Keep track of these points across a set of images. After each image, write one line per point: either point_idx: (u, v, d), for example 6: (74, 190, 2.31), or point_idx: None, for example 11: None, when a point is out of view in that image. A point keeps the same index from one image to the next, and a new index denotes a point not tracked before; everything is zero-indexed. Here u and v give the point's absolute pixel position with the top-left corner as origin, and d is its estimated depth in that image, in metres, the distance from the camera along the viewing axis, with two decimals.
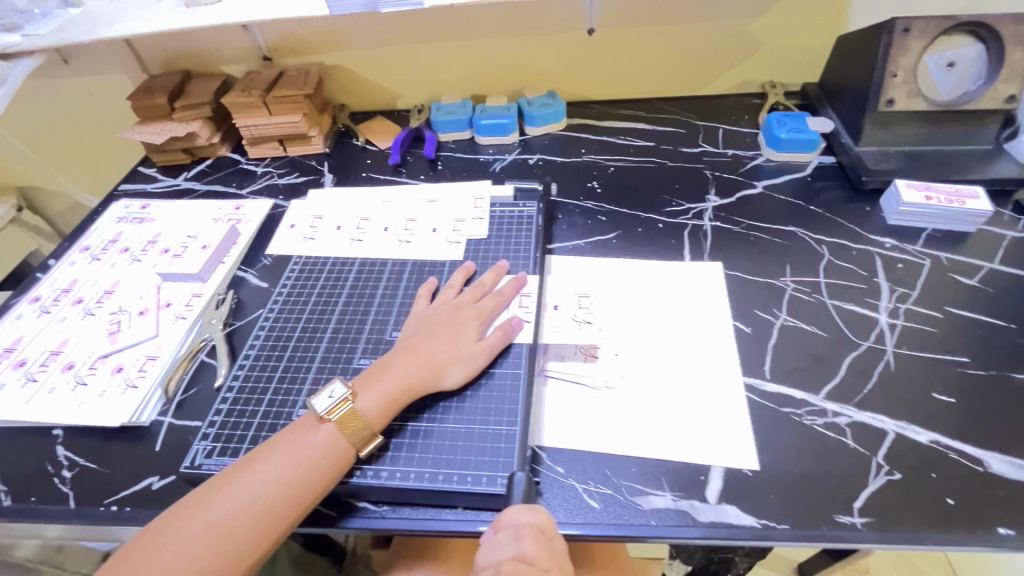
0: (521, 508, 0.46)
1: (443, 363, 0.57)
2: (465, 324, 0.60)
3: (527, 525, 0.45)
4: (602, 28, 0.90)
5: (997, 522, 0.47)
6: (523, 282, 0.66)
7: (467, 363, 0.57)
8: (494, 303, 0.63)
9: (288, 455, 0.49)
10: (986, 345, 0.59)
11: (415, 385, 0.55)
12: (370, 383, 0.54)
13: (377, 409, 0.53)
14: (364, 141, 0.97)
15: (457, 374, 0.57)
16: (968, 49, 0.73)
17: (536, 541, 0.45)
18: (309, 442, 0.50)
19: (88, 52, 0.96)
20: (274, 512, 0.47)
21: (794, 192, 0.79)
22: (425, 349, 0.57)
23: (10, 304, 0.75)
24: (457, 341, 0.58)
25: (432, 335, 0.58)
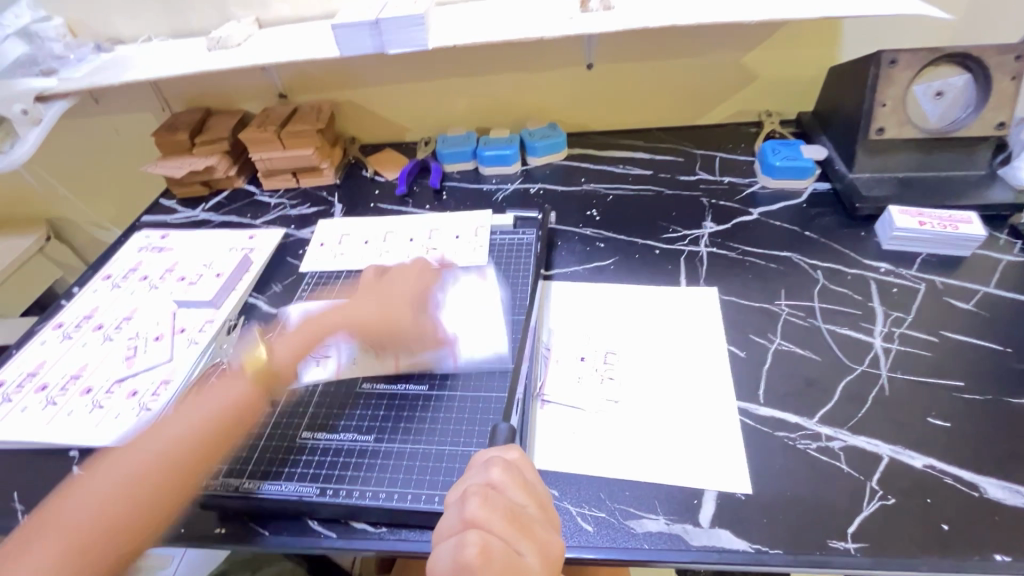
0: (491, 450, 0.48)
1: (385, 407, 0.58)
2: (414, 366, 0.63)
3: (498, 458, 0.46)
4: (600, 63, 0.94)
5: (992, 548, 0.46)
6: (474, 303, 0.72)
7: (386, 330, 0.66)
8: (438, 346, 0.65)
9: (159, 430, 0.55)
10: (982, 369, 0.59)
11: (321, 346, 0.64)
12: (285, 347, 0.65)
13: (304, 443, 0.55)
14: (372, 172, 1.01)
15: (376, 331, 0.66)
16: (954, 78, 0.75)
17: (506, 470, 0.45)
18: (171, 423, 0.55)
19: (117, 94, 1.02)
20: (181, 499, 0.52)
21: (790, 219, 0.81)
22: (357, 323, 0.66)
23: (34, 330, 0.79)
24: (383, 312, 0.67)
25: (369, 317, 0.67)
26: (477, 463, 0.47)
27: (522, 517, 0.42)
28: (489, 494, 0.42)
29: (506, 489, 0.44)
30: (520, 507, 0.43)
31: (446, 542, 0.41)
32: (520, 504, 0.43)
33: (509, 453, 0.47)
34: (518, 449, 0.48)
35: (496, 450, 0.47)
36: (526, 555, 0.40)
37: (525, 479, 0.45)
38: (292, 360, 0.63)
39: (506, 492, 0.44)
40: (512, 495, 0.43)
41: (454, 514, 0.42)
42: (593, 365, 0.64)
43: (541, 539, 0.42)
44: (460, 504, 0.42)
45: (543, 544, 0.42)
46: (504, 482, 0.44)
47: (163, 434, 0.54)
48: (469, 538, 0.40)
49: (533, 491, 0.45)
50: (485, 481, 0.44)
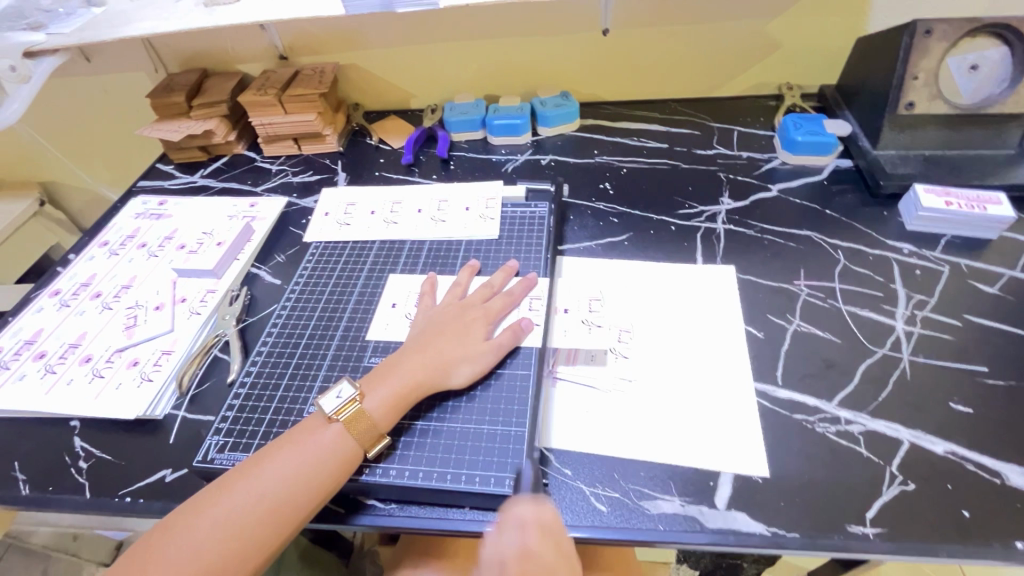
0: (525, 502, 0.47)
1: (449, 363, 0.57)
2: (472, 323, 0.61)
3: (534, 519, 0.46)
4: (617, 29, 0.90)
5: (1013, 536, 0.46)
6: (532, 284, 0.66)
7: (477, 361, 0.58)
8: (502, 304, 0.63)
9: (296, 454, 0.50)
10: (1003, 354, 0.58)
11: (422, 384, 0.55)
12: (377, 384, 0.55)
13: (382, 409, 0.53)
14: (377, 140, 0.97)
15: (464, 373, 0.57)
16: (991, 51, 0.71)
17: (541, 536, 0.45)
18: (318, 442, 0.51)
19: (108, 51, 0.97)
20: (316, 485, 0.49)
21: (810, 197, 0.78)
22: (433, 348, 0.58)
23: (31, 296, 0.77)
24: (465, 340, 0.59)
25: (438, 337, 0.59)
26: (511, 520, 0.46)
27: None
28: None
29: (541, 557, 0.44)
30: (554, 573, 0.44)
31: None
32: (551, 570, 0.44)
33: (540, 504, 0.47)
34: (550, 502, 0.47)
35: (528, 502, 0.47)
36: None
37: (558, 536, 0.46)
38: (397, 407, 0.54)
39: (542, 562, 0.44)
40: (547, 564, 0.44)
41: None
42: (579, 314, 0.65)
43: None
44: None
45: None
46: (538, 548, 0.44)
47: (296, 458, 0.50)
48: None
49: (565, 552, 0.45)
50: (519, 548, 0.44)
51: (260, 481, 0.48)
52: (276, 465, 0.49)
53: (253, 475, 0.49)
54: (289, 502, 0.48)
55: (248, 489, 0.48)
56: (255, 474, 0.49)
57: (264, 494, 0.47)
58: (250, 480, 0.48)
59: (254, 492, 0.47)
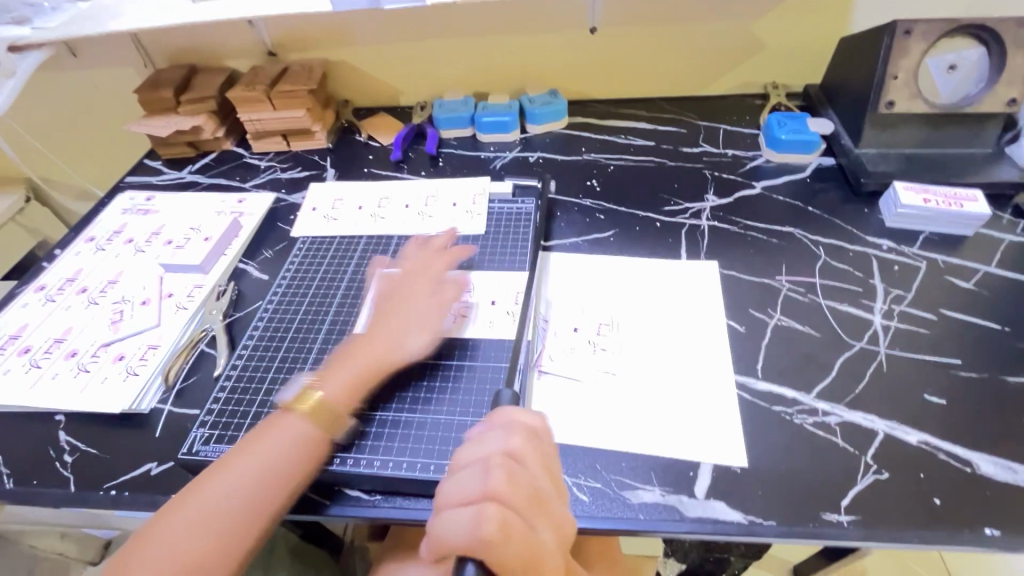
0: (520, 411, 0.48)
1: (397, 344, 0.59)
2: (415, 305, 0.63)
3: (520, 427, 0.46)
4: (604, 27, 0.90)
5: (982, 522, 0.47)
6: (472, 267, 0.69)
7: (424, 338, 0.60)
8: (446, 287, 0.66)
9: (269, 446, 0.50)
10: (978, 347, 0.59)
11: (377, 365, 0.57)
12: (330, 369, 0.56)
13: (341, 391, 0.54)
14: (366, 136, 0.98)
15: (412, 350, 0.59)
16: (969, 51, 0.73)
17: (528, 440, 0.45)
18: (289, 434, 0.51)
19: (96, 46, 0.97)
20: (296, 472, 0.50)
21: (793, 194, 0.80)
22: (379, 331, 0.60)
23: (15, 292, 0.76)
24: (411, 320, 0.61)
25: (381, 322, 0.61)
26: (497, 428, 0.46)
27: (540, 494, 0.42)
28: (512, 466, 0.42)
29: (526, 459, 0.44)
30: (536, 479, 0.43)
31: (459, 509, 0.40)
32: (536, 479, 0.43)
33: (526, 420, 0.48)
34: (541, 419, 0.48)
35: (513, 416, 0.48)
36: (541, 535, 0.40)
37: (539, 448, 0.46)
38: (356, 387, 0.55)
39: (525, 461, 0.43)
40: (530, 467, 0.43)
41: (474, 471, 0.43)
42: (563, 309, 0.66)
43: (553, 516, 0.42)
44: (482, 472, 0.42)
45: (556, 525, 0.42)
46: (523, 451, 0.44)
47: (270, 450, 0.50)
48: (488, 511, 0.39)
49: (550, 468, 0.45)
50: (504, 449, 0.44)
51: (233, 475, 0.48)
52: (257, 455, 0.49)
53: (226, 470, 0.48)
54: (271, 489, 0.48)
55: (222, 484, 0.47)
56: (236, 464, 0.49)
57: (240, 487, 0.47)
58: (223, 476, 0.48)
59: (235, 481, 0.48)
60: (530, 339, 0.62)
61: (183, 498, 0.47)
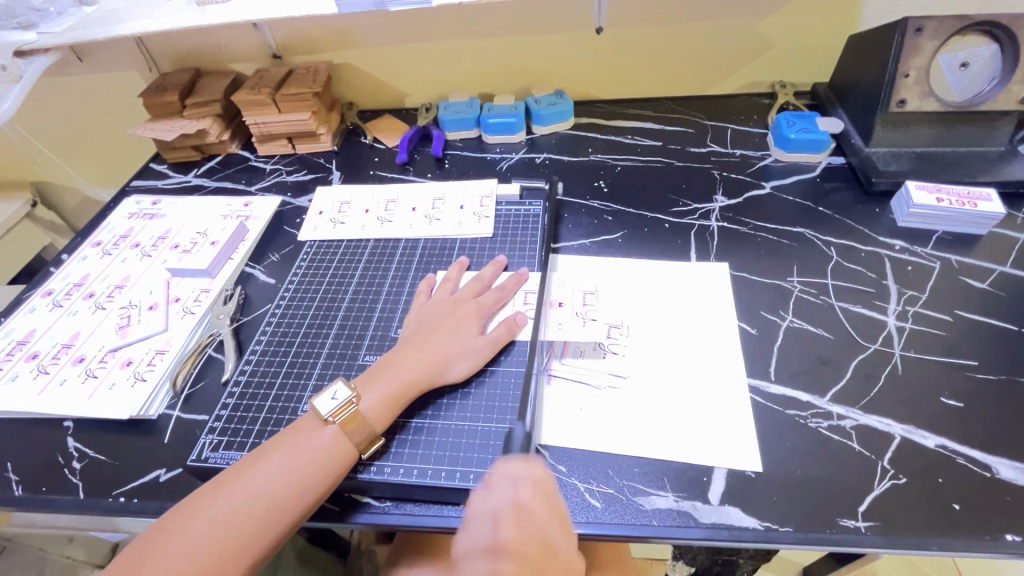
0: (517, 462, 0.47)
1: (444, 359, 0.57)
2: (465, 319, 0.61)
3: (526, 475, 0.46)
4: (610, 27, 0.90)
5: (1003, 528, 0.46)
6: (524, 278, 0.67)
7: (472, 356, 0.58)
8: (495, 298, 0.63)
9: (291, 453, 0.50)
10: (994, 349, 0.58)
11: (419, 381, 0.55)
12: (372, 383, 0.55)
13: (378, 409, 0.53)
14: (371, 138, 0.97)
15: (461, 368, 0.57)
16: (981, 49, 0.71)
17: (535, 492, 0.45)
18: (314, 442, 0.51)
19: (101, 51, 0.97)
20: (312, 485, 0.49)
21: (803, 193, 0.79)
22: (427, 345, 0.58)
23: (23, 297, 0.76)
24: (459, 336, 0.59)
25: (430, 334, 0.59)
26: (502, 478, 0.46)
27: (550, 545, 0.43)
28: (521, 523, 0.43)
29: (535, 509, 0.44)
30: (546, 531, 0.43)
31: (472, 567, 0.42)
32: (546, 527, 0.44)
33: (533, 464, 0.47)
34: (543, 464, 0.47)
35: (518, 462, 0.47)
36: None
37: (547, 493, 0.45)
38: (393, 406, 0.54)
39: (534, 513, 0.44)
40: (539, 517, 0.44)
41: (483, 531, 0.43)
42: (573, 308, 0.65)
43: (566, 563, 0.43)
44: (491, 529, 0.43)
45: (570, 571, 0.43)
46: (530, 503, 0.44)
47: (293, 457, 0.50)
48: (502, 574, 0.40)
49: (557, 512, 0.45)
50: (513, 501, 0.44)
51: (247, 485, 0.48)
52: (273, 465, 0.49)
53: (248, 476, 0.48)
54: (286, 501, 0.48)
55: (242, 489, 0.48)
56: (253, 472, 0.49)
57: (259, 495, 0.47)
58: (245, 481, 0.48)
59: (251, 490, 0.47)
60: (541, 341, 0.62)
61: (199, 503, 0.47)
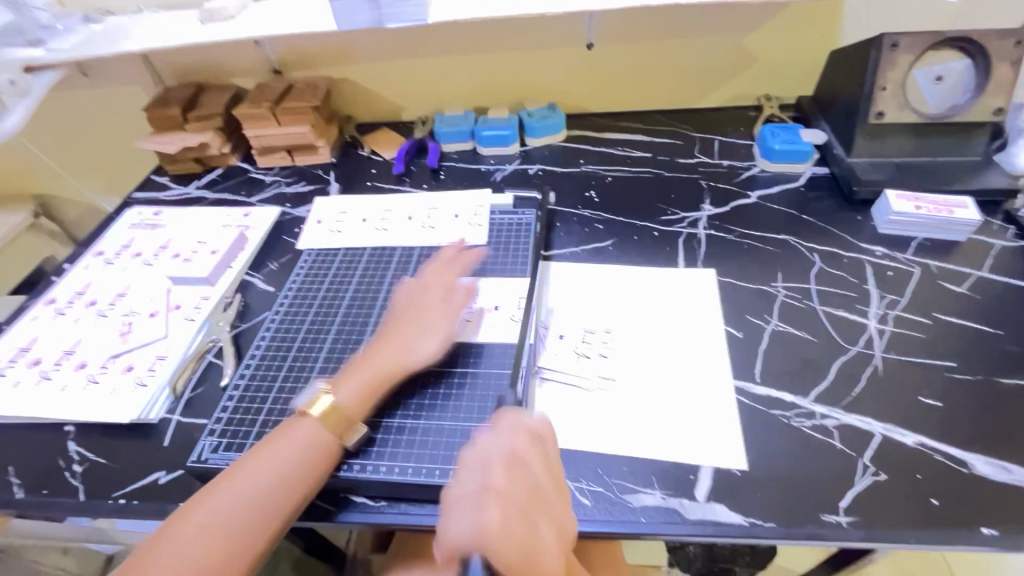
0: (526, 413, 0.49)
1: (411, 351, 0.59)
2: (432, 311, 0.63)
3: (525, 428, 0.48)
4: (600, 43, 0.93)
5: (979, 522, 0.48)
6: (493, 278, 0.69)
7: (444, 352, 0.60)
8: (462, 294, 0.66)
9: (279, 449, 0.51)
10: (972, 351, 0.60)
11: (389, 373, 0.58)
12: (344, 379, 0.57)
13: (354, 402, 0.55)
14: (369, 151, 1.00)
15: (431, 363, 0.59)
16: (954, 63, 0.75)
17: (529, 443, 0.47)
18: (300, 437, 0.52)
19: (106, 67, 1.00)
20: (305, 478, 0.50)
21: (788, 202, 0.81)
22: (395, 340, 0.60)
23: (26, 305, 0.78)
24: (424, 327, 0.61)
25: (399, 329, 0.61)
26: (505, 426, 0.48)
27: (540, 492, 0.44)
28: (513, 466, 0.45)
29: (531, 463, 0.46)
30: (539, 482, 0.45)
31: (464, 501, 0.42)
32: (538, 477, 0.45)
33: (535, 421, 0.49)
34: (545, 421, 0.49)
35: (523, 416, 0.49)
36: (541, 528, 0.42)
37: (544, 449, 0.48)
38: (367, 398, 0.56)
39: (527, 460, 0.46)
40: (532, 464, 0.46)
41: (476, 473, 0.45)
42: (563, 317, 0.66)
43: (553, 511, 0.44)
44: (483, 471, 0.44)
45: (557, 521, 0.43)
46: (524, 447, 0.46)
47: (287, 452, 0.51)
48: (491, 501, 0.41)
49: (550, 466, 0.47)
50: (510, 450, 0.46)
51: (242, 481, 0.49)
52: (266, 460, 0.51)
53: (239, 474, 0.50)
54: (281, 495, 0.49)
55: (238, 486, 0.49)
56: (247, 470, 0.50)
57: (249, 491, 0.49)
58: (236, 479, 0.49)
59: (246, 487, 0.49)
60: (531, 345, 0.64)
61: (194, 503, 0.48)
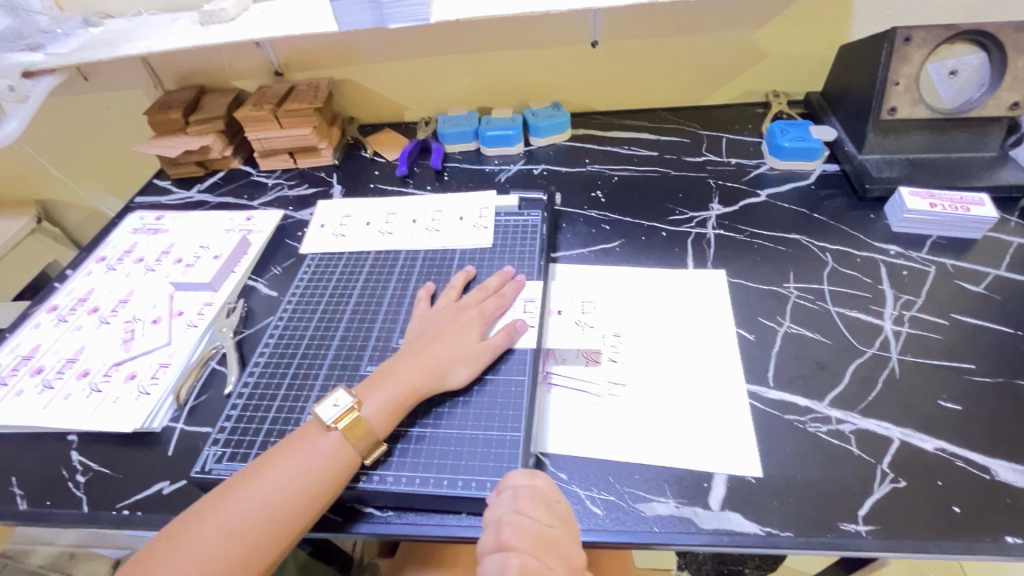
0: (521, 474, 0.48)
1: (446, 365, 0.58)
2: (467, 325, 0.61)
3: (525, 487, 0.47)
4: (606, 40, 0.91)
5: (1003, 530, 0.46)
6: (523, 285, 0.68)
7: (473, 362, 0.58)
8: (495, 305, 0.64)
9: (294, 462, 0.50)
10: (991, 352, 0.59)
11: (420, 387, 0.56)
12: (373, 390, 0.55)
13: (380, 417, 0.54)
14: (372, 152, 0.99)
15: (461, 374, 0.58)
16: (970, 56, 0.73)
17: (531, 500, 0.45)
18: (316, 449, 0.51)
19: (106, 70, 0.99)
20: (318, 492, 0.49)
21: (798, 201, 0.80)
22: (428, 351, 0.58)
23: (28, 313, 0.77)
24: (460, 342, 0.59)
25: (433, 341, 0.59)
26: (503, 488, 0.47)
27: (546, 537, 0.44)
28: (517, 521, 0.44)
29: (536, 516, 0.45)
30: (548, 533, 0.44)
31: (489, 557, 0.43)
32: (543, 523, 0.45)
33: (533, 479, 0.47)
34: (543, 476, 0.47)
35: (517, 474, 0.48)
36: (554, 573, 0.42)
37: (544, 497, 0.46)
38: (394, 414, 0.55)
39: (530, 516, 0.45)
40: (536, 517, 0.45)
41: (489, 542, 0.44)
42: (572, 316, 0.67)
43: (562, 550, 0.44)
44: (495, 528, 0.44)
45: (567, 557, 0.43)
46: (526, 507, 0.45)
47: (298, 464, 0.50)
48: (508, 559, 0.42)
49: (556, 510, 0.46)
50: (511, 510, 0.45)
51: (253, 493, 0.48)
52: (277, 472, 0.50)
53: (249, 485, 0.49)
54: (291, 510, 0.48)
55: (248, 498, 0.48)
56: (257, 481, 0.49)
57: (263, 503, 0.48)
58: (245, 491, 0.48)
59: (256, 499, 0.48)
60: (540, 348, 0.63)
61: (204, 514, 0.47)
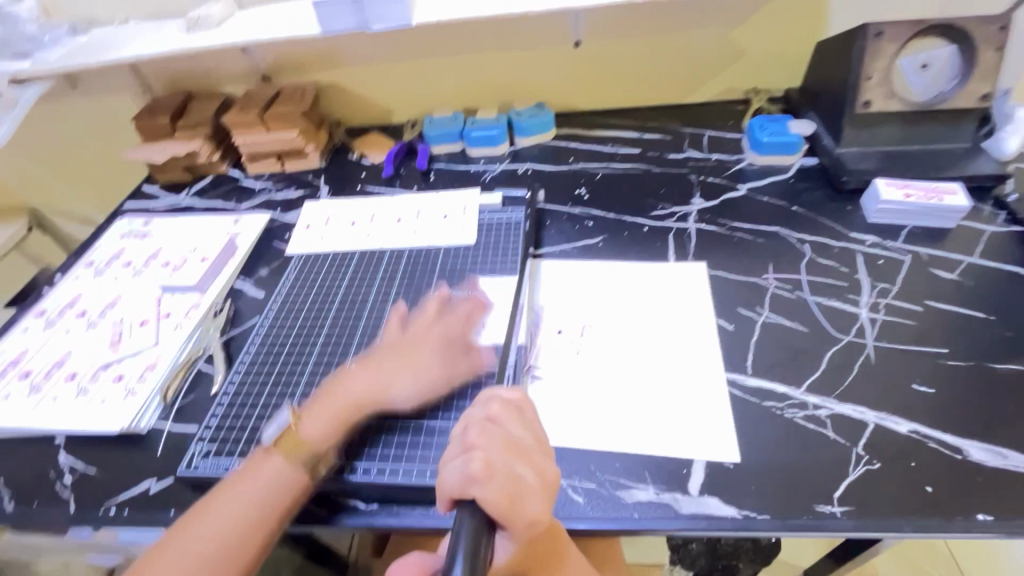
0: (504, 387, 0.48)
1: (387, 385, 0.57)
2: (417, 340, 0.60)
3: (505, 397, 0.46)
4: (588, 40, 0.93)
5: (975, 508, 0.47)
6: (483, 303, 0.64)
7: (418, 378, 0.57)
8: (451, 317, 0.62)
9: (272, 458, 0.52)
10: (965, 337, 0.60)
11: (358, 405, 0.56)
12: (314, 408, 0.55)
13: (319, 433, 0.54)
14: (359, 155, 1.00)
15: (404, 392, 0.57)
16: (938, 50, 0.75)
17: (505, 407, 0.45)
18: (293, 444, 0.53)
19: (95, 77, 1.00)
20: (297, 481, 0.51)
21: (778, 194, 0.81)
22: (371, 370, 0.58)
23: (15, 318, 0.78)
24: (408, 358, 0.59)
25: (379, 357, 0.59)
26: (481, 400, 0.47)
27: (520, 446, 0.42)
28: (488, 426, 0.43)
29: (507, 420, 0.44)
30: (519, 438, 0.43)
31: (452, 461, 0.41)
32: (516, 434, 0.43)
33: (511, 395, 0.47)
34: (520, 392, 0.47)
35: (500, 390, 0.47)
36: (525, 476, 0.40)
37: (520, 410, 0.46)
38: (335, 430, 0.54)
39: (505, 425, 0.43)
40: (510, 427, 0.43)
41: (455, 451, 0.42)
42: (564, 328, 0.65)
43: (536, 460, 0.42)
44: (462, 431, 0.43)
45: (541, 468, 0.42)
46: (501, 416, 0.44)
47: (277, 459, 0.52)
48: (474, 455, 0.40)
49: (533, 426, 0.45)
50: (486, 416, 0.44)
51: (233, 489, 0.50)
52: (256, 469, 0.51)
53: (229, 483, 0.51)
54: (273, 500, 0.50)
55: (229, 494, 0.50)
56: (239, 478, 0.51)
57: (243, 496, 0.50)
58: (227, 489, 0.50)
59: (237, 493, 0.50)
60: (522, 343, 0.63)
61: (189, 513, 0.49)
